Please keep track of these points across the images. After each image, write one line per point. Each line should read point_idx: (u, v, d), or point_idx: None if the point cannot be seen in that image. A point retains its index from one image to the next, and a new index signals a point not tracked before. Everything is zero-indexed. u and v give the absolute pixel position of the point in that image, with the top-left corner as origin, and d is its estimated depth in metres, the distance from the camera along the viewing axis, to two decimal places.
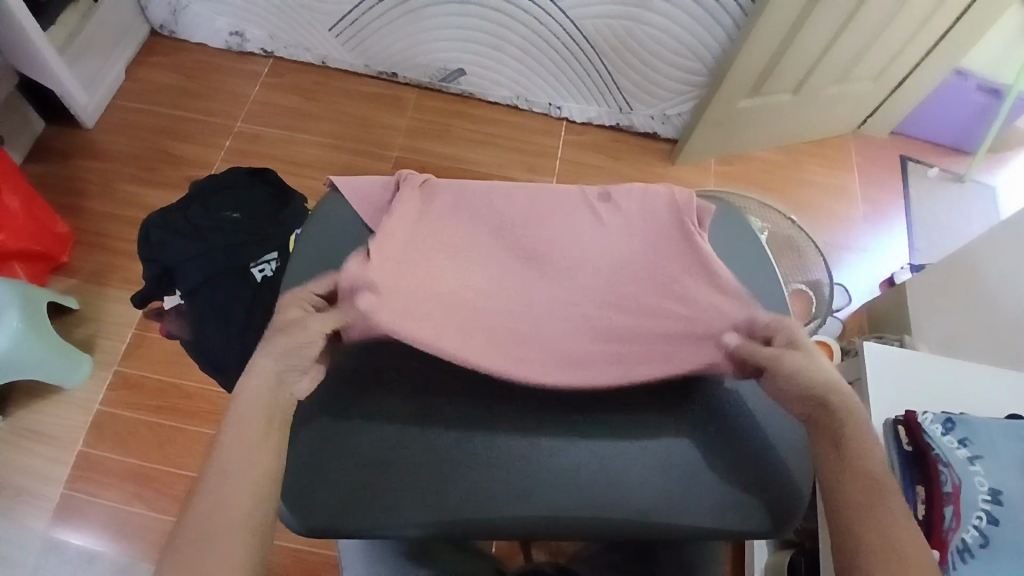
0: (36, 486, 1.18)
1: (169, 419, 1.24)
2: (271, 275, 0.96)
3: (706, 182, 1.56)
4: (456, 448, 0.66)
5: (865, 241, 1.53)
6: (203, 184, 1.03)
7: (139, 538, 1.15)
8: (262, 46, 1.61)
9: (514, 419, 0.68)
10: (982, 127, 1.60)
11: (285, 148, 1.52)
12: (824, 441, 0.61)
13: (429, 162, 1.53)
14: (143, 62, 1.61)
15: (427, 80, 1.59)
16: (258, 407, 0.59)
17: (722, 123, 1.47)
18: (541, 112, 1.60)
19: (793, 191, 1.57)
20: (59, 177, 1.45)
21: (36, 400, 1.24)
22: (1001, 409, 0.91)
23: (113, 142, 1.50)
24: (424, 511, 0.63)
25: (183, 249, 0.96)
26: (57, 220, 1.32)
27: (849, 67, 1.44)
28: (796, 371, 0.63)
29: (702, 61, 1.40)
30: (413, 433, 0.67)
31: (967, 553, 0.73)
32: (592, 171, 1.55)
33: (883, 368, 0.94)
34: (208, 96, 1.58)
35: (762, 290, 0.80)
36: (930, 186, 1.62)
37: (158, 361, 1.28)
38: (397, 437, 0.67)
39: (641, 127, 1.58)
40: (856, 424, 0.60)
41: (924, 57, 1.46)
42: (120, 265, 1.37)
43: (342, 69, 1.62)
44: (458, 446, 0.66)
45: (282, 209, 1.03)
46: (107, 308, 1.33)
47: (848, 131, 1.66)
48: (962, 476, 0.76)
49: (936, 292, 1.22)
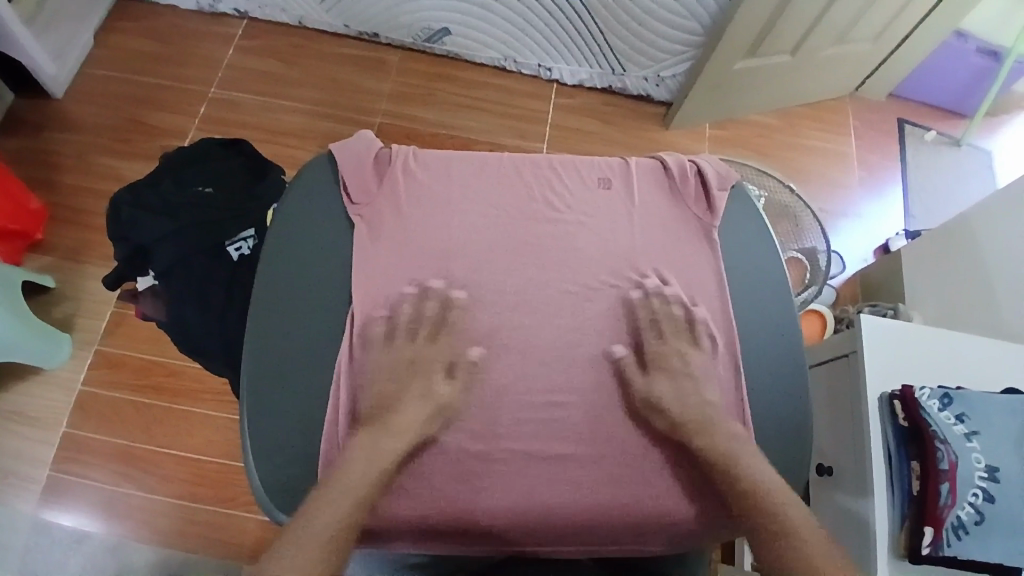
0: (21, 468, 1.16)
1: (153, 399, 1.21)
2: (249, 253, 0.93)
3: (699, 148, 1.53)
4: (373, 464, 0.68)
5: (861, 207, 1.51)
6: (175, 158, 1.00)
7: (131, 518, 1.14)
8: (237, 6, 1.52)
9: (521, 380, 0.75)
10: (981, 90, 1.56)
11: (265, 115, 1.46)
12: (722, 468, 0.70)
13: (413, 128, 1.48)
14: (109, 24, 1.52)
15: (411, 41, 1.52)
16: (386, 435, 0.70)
17: (717, 86, 1.43)
18: (530, 75, 1.54)
19: (788, 156, 1.54)
20: (25, 148, 1.38)
21: (17, 382, 1.21)
22: (996, 382, 0.91)
23: (81, 110, 1.43)
24: (411, 500, 0.71)
25: (154, 228, 0.92)
26: (29, 194, 1.26)
27: (849, 29, 1.39)
28: (666, 405, 0.74)
29: (698, 20, 1.34)
30: (351, 461, 0.68)
31: (961, 530, 0.75)
32: (584, 136, 1.51)
33: (880, 340, 0.92)
34: (180, 59, 1.50)
35: (759, 295, 0.82)
36: (929, 151, 1.59)
37: (139, 341, 1.25)
38: (375, 479, 0.68)
39: (634, 90, 1.53)
40: (716, 449, 0.71)
41: (925, 18, 1.41)
42: (95, 240, 1.32)
43: (321, 30, 1.54)
44: (399, 410, 0.72)
45: (260, 181, 1.00)
46: (84, 286, 1.28)
47: (846, 93, 1.62)
48: (959, 453, 0.77)
49: (931, 261, 1.19)
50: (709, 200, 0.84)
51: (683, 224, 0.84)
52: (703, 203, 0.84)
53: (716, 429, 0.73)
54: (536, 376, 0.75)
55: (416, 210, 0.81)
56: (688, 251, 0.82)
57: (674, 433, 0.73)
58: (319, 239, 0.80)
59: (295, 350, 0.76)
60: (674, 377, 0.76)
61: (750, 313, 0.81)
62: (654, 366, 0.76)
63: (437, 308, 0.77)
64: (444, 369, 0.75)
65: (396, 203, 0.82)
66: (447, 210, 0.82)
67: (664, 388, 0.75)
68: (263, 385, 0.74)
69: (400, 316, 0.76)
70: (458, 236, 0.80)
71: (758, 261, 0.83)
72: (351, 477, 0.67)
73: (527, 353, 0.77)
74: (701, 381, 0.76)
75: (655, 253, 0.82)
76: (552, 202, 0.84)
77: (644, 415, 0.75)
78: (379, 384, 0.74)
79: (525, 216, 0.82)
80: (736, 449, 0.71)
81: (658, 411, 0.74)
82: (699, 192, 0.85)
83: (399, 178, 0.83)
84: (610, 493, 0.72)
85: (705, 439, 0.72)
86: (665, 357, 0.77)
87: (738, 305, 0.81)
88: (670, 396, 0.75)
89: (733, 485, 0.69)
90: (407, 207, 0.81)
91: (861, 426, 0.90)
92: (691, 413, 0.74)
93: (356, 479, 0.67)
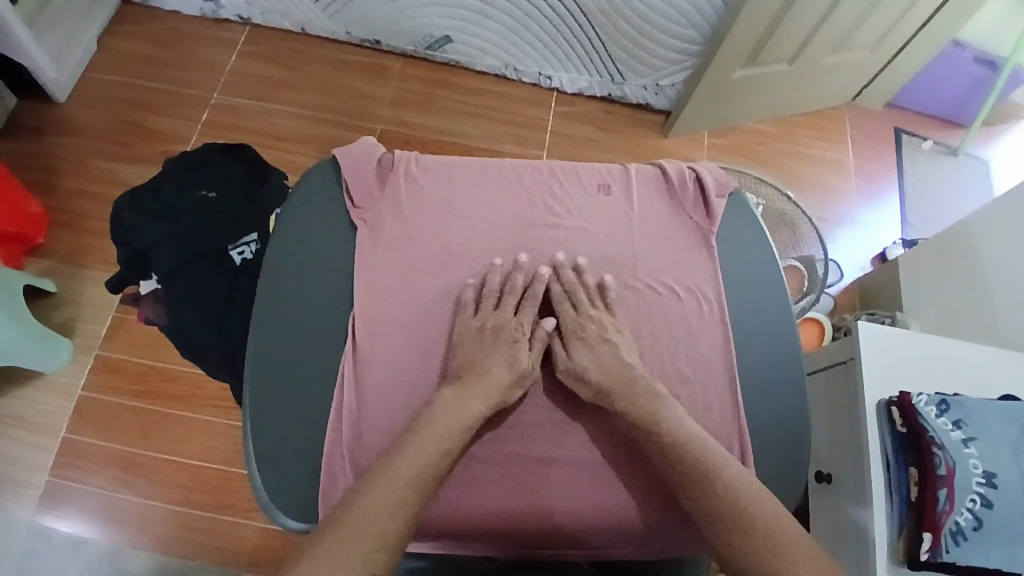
0: (20, 473, 1.15)
1: (152, 405, 1.21)
2: (251, 258, 0.94)
3: (698, 155, 1.54)
4: (453, 422, 0.70)
5: (859, 215, 1.52)
6: (176, 163, 1.00)
7: (128, 524, 1.14)
8: (239, 12, 1.53)
9: (525, 386, 0.76)
10: (978, 99, 1.57)
11: (267, 122, 1.47)
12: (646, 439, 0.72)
13: (413, 135, 1.49)
14: (111, 29, 1.53)
15: (412, 48, 1.53)
16: (469, 396, 0.72)
17: (716, 94, 1.44)
18: (531, 82, 1.55)
19: (786, 164, 1.55)
20: (27, 153, 1.39)
21: (16, 386, 1.20)
22: (993, 389, 0.92)
23: (83, 115, 1.43)
24: None
25: (155, 232, 0.93)
26: (30, 199, 1.26)
27: (847, 38, 1.41)
28: (581, 372, 0.76)
29: (698, 29, 1.35)
30: (434, 419, 0.70)
31: (959, 536, 0.75)
32: (584, 144, 1.52)
33: (877, 347, 0.93)
34: (182, 65, 1.51)
35: (759, 302, 0.82)
36: (925, 160, 1.60)
37: (139, 345, 1.25)
38: (451, 440, 0.69)
39: (634, 98, 1.54)
40: (634, 414, 0.73)
41: (922, 27, 1.43)
42: (96, 245, 1.32)
43: (323, 37, 1.55)
44: (480, 369, 0.75)
45: (261, 186, 1.00)
46: (84, 290, 1.28)
47: (843, 102, 1.63)
48: (956, 460, 0.77)
49: (928, 269, 1.20)
50: (710, 208, 0.85)
51: (682, 231, 0.85)
52: (704, 210, 0.85)
53: (637, 395, 0.74)
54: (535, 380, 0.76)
55: (417, 215, 0.82)
56: (687, 259, 0.83)
57: (598, 399, 0.75)
58: (322, 245, 0.80)
59: (296, 355, 0.76)
60: (592, 344, 0.77)
61: (749, 319, 0.81)
62: (572, 334, 0.79)
63: (503, 278, 0.80)
64: (515, 353, 0.77)
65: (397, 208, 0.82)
66: (447, 216, 0.82)
67: (581, 355, 0.77)
68: (264, 389, 0.75)
69: (490, 283, 0.79)
70: (459, 241, 0.81)
71: (757, 267, 0.84)
72: (422, 442, 0.68)
73: (527, 357, 0.77)
74: (617, 345, 0.78)
75: (655, 260, 0.82)
76: (551, 208, 0.84)
77: (570, 387, 0.77)
78: (462, 350, 0.76)
79: (525, 222, 0.83)
80: (658, 415, 0.72)
81: (576, 379, 0.76)
82: (699, 199, 0.86)
83: (400, 183, 0.84)
84: (611, 500, 0.72)
85: (624, 405, 0.74)
86: (584, 326, 0.79)
87: (737, 311, 0.81)
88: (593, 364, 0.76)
89: (659, 450, 0.71)
90: (409, 212, 0.82)
91: (859, 434, 0.90)
92: (614, 376, 0.75)
93: (435, 442, 0.68)
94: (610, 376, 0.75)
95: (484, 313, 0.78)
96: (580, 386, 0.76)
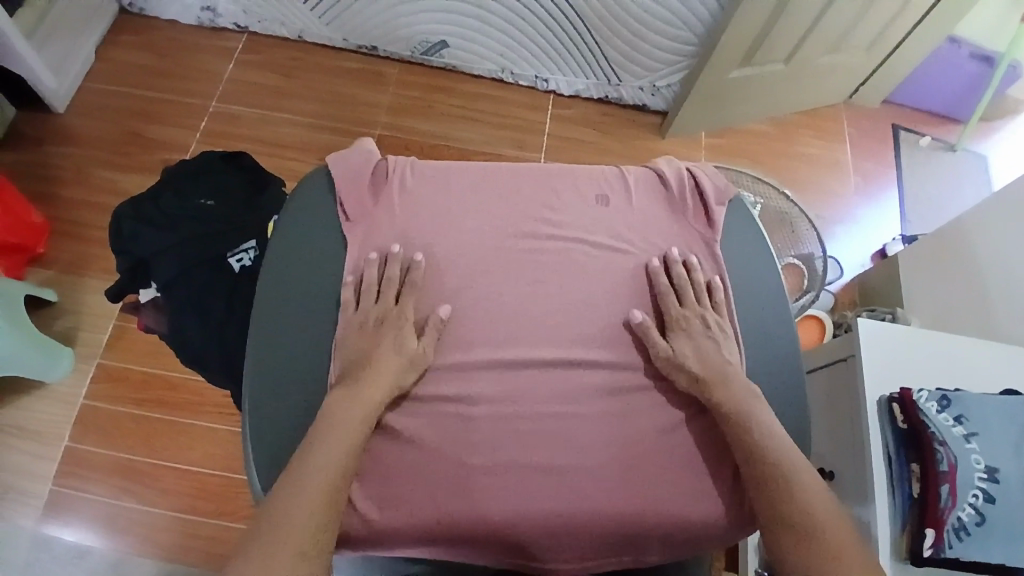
0: (23, 483, 1.16)
1: (154, 412, 1.22)
2: (250, 265, 0.93)
3: (696, 156, 1.54)
4: (351, 420, 0.70)
5: (858, 213, 1.52)
6: (176, 172, 1.01)
7: (131, 532, 1.14)
8: (236, 21, 1.54)
9: (523, 387, 0.76)
10: (974, 95, 1.57)
11: (265, 129, 1.47)
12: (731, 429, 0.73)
13: (411, 140, 1.49)
14: (109, 40, 1.54)
15: (409, 54, 1.54)
16: (364, 395, 0.72)
17: (712, 95, 1.44)
18: (527, 86, 1.56)
19: (783, 163, 1.55)
20: (27, 164, 1.39)
21: (18, 396, 1.21)
22: (994, 384, 0.91)
23: (82, 125, 1.44)
24: (404, 505, 0.71)
25: (155, 240, 0.93)
26: (31, 209, 1.27)
27: (841, 38, 1.41)
28: (683, 359, 0.77)
29: (693, 30, 1.36)
30: (333, 417, 0.70)
31: (962, 531, 0.75)
32: (581, 146, 1.52)
33: (877, 344, 0.93)
34: (180, 74, 1.51)
35: (757, 300, 0.82)
36: (923, 156, 1.60)
37: (140, 353, 1.25)
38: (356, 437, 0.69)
39: (630, 99, 1.54)
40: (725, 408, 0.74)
41: (917, 25, 1.43)
42: (97, 254, 1.32)
43: (320, 44, 1.56)
44: (376, 365, 0.74)
45: (260, 193, 1.01)
46: (85, 299, 1.29)
47: (840, 100, 1.63)
48: (958, 455, 0.77)
49: (927, 265, 1.20)
50: (707, 207, 0.85)
51: (681, 231, 0.85)
52: (703, 210, 0.85)
53: (732, 387, 0.75)
54: (534, 381, 0.76)
55: (416, 219, 0.82)
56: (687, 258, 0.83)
57: (695, 387, 0.76)
58: (322, 249, 0.81)
59: (296, 357, 0.76)
60: (694, 336, 0.79)
61: (747, 318, 0.81)
62: (675, 323, 0.79)
63: (400, 270, 0.80)
64: (401, 340, 0.76)
65: (395, 211, 0.83)
66: (446, 220, 0.83)
67: (681, 345, 0.78)
68: (264, 392, 0.75)
69: (366, 276, 0.79)
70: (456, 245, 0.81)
71: (754, 266, 0.84)
72: (330, 444, 0.68)
73: (526, 359, 0.77)
74: (720, 339, 0.79)
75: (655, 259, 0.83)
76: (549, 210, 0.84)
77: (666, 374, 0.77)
78: (349, 350, 0.76)
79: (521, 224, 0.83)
80: (748, 410, 0.74)
81: (675, 367, 0.77)
82: (698, 199, 0.86)
83: (397, 187, 0.84)
84: (611, 500, 0.72)
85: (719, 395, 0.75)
86: (688, 318, 0.80)
87: (735, 310, 0.82)
88: (694, 354, 0.77)
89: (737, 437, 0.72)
90: (408, 215, 0.82)
91: (861, 431, 0.90)
92: (714, 366, 0.76)
93: (342, 440, 0.68)
94: (708, 367, 0.76)
95: (368, 308, 0.78)
96: (677, 372, 0.76)
